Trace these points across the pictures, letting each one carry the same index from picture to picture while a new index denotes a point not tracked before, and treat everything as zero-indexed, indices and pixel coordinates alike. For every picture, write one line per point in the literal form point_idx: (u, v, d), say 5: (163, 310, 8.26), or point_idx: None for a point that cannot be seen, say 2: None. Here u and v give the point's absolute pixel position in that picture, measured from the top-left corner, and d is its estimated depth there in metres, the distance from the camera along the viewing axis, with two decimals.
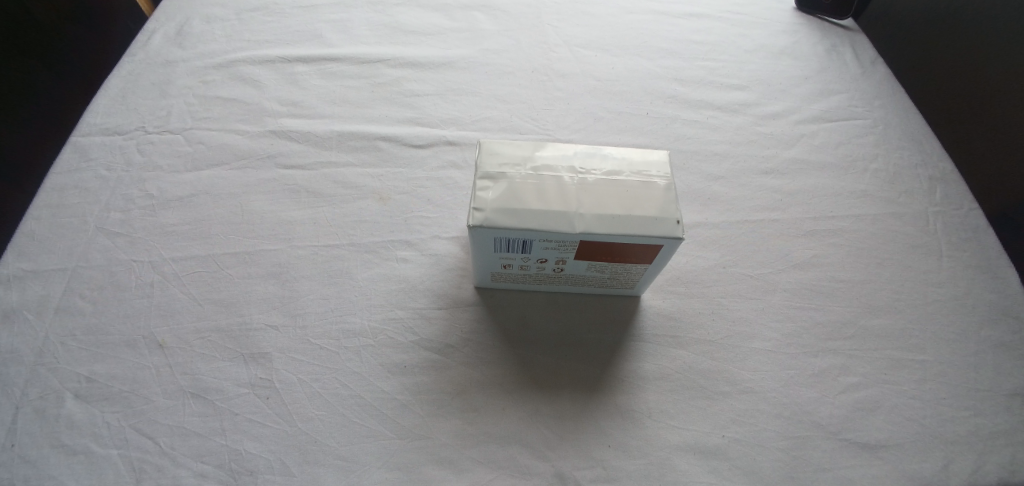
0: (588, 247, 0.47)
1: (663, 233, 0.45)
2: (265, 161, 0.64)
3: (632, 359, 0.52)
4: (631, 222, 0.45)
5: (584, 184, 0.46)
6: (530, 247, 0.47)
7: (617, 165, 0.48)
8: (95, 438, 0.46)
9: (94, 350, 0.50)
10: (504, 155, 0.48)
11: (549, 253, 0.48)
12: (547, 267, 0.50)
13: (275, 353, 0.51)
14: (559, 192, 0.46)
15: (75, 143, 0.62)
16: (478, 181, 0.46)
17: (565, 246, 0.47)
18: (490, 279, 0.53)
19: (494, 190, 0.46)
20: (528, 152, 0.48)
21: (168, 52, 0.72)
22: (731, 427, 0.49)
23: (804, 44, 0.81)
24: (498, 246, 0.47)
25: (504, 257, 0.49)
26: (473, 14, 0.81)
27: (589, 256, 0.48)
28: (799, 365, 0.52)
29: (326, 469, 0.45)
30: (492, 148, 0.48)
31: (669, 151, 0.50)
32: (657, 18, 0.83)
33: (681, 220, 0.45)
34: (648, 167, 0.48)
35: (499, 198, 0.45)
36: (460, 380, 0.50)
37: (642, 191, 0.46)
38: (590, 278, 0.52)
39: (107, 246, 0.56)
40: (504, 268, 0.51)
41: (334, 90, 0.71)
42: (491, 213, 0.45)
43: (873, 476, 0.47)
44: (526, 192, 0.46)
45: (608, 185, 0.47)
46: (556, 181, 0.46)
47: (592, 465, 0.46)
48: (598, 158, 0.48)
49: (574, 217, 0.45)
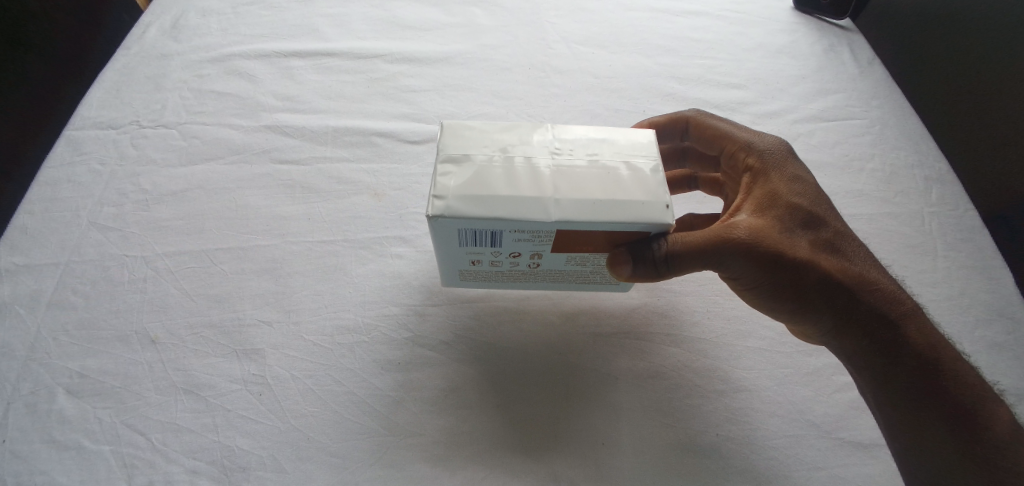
0: (565, 238, 0.44)
1: (651, 218, 0.42)
2: (260, 156, 0.63)
3: (625, 357, 0.52)
4: (615, 207, 0.43)
5: (557, 167, 0.44)
6: (500, 240, 0.44)
7: (596, 147, 0.46)
8: (87, 434, 0.46)
9: (86, 345, 0.50)
10: (470, 139, 0.45)
11: (522, 246, 0.45)
12: (520, 262, 0.47)
13: (268, 349, 0.50)
14: (532, 176, 0.43)
15: (69, 137, 0.62)
16: (438, 166, 0.43)
17: (539, 237, 0.44)
18: (458, 278, 0.51)
19: (457, 176, 0.43)
20: (495, 134, 0.46)
21: (163, 46, 0.72)
22: (724, 426, 0.49)
23: (802, 43, 0.81)
24: (463, 240, 0.44)
25: (472, 252, 0.46)
26: (471, 10, 0.80)
27: (567, 248, 0.45)
28: (795, 365, 0.52)
29: (319, 466, 0.45)
30: (453, 130, 0.46)
31: (655, 131, 0.48)
32: (654, 15, 0.83)
33: (671, 204, 0.43)
34: (633, 149, 0.46)
35: (462, 185, 0.42)
36: (455, 376, 0.50)
37: (627, 174, 0.44)
38: (572, 273, 0.49)
39: (100, 241, 0.55)
40: (472, 264, 0.48)
41: (330, 85, 0.70)
42: (454, 201, 0.42)
43: (868, 476, 0.47)
44: (493, 178, 0.43)
45: (587, 168, 0.44)
46: (530, 165, 0.44)
47: (586, 465, 0.46)
48: (575, 139, 0.46)
49: (550, 204, 0.42)
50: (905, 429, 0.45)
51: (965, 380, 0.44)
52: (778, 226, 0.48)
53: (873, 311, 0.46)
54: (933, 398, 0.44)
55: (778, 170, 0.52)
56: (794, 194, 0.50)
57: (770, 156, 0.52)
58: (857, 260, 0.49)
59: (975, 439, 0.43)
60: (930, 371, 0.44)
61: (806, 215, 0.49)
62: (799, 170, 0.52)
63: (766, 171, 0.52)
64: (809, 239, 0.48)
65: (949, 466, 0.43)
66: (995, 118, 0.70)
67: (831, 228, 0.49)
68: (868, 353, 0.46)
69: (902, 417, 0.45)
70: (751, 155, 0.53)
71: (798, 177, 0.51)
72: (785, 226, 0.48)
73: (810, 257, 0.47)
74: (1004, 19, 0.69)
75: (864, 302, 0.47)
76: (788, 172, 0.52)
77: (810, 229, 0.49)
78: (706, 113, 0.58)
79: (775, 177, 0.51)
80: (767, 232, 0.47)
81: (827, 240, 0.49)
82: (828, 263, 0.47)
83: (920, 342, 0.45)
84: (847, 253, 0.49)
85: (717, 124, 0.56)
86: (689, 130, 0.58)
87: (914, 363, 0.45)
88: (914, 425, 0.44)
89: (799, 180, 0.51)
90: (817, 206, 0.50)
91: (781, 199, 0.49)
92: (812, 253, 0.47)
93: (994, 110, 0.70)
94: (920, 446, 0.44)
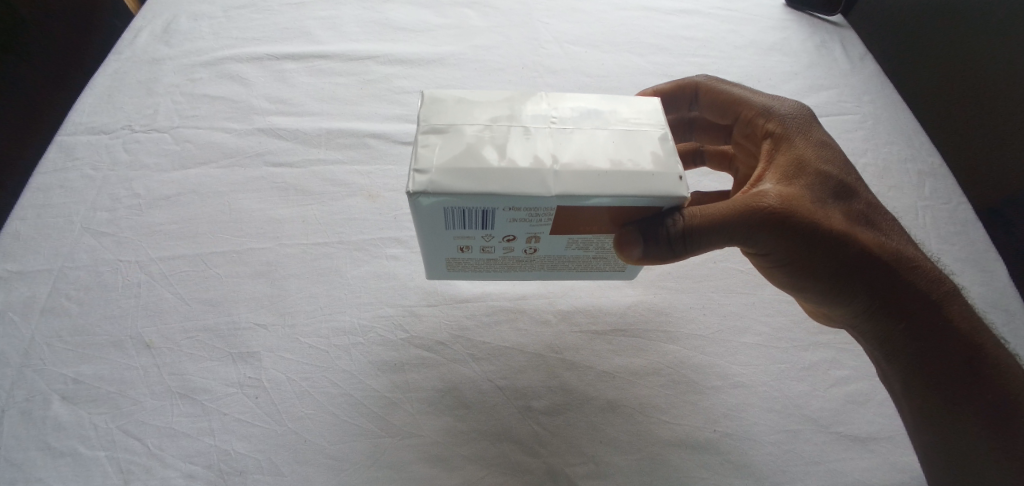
0: (565, 216, 0.41)
1: (661, 190, 0.40)
2: (254, 159, 0.63)
3: (621, 354, 0.52)
4: (622, 179, 0.40)
5: (554, 139, 0.42)
6: (493, 221, 0.42)
7: (596, 116, 0.44)
8: (82, 440, 0.46)
9: (81, 351, 0.50)
10: (456, 110, 0.43)
11: (517, 228, 0.42)
12: (516, 247, 0.45)
13: (264, 352, 0.50)
14: (527, 148, 0.41)
15: (62, 143, 0.62)
16: (420, 138, 0.41)
17: (537, 216, 0.41)
18: (446, 268, 0.48)
19: (444, 150, 0.40)
20: (484, 105, 0.43)
21: (154, 50, 0.72)
22: (721, 421, 0.49)
23: (794, 39, 0.81)
24: (452, 222, 0.42)
25: (461, 237, 0.43)
26: (462, 11, 0.80)
27: (567, 229, 0.43)
28: (791, 360, 0.52)
29: (316, 468, 0.45)
30: (438, 102, 0.43)
31: (661, 99, 0.46)
32: (647, 14, 0.83)
33: (683, 175, 0.41)
34: (638, 117, 0.44)
35: (449, 159, 0.40)
36: (451, 376, 0.50)
37: (632, 144, 0.42)
38: (572, 258, 0.47)
39: (94, 246, 0.55)
40: (461, 251, 0.46)
41: (323, 87, 0.70)
42: (440, 176, 0.39)
43: (866, 469, 0.47)
44: (483, 150, 0.40)
45: (588, 138, 0.42)
46: (524, 136, 0.42)
47: (585, 461, 0.46)
48: (573, 108, 0.44)
49: (549, 177, 0.39)
50: (928, 410, 0.45)
51: (992, 355, 0.44)
52: (807, 194, 0.46)
53: (904, 284, 0.46)
54: (958, 375, 0.44)
55: (802, 137, 0.51)
56: (819, 160, 0.49)
57: (793, 123, 0.52)
58: (886, 232, 0.48)
59: (1000, 420, 0.43)
60: (957, 346, 0.44)
61: (832, 182, 0.48)
62: (821, 136, 0.51)
63: (789, 137, 0.50)
64: (840, 208, 0.47)
65: (969, 446, 0.43)
66: (996, 120, 0.71)
67: (861, 200, 0.48)
68: (896, 327, 0.46)
69: (926, 398, 0.45)
70: (772, 120, 0.52)
71: (823, 144, 0.50)
72: (814, 195, 0.47)
73: (838, 225, 0.46)
74: (1003, 20, 0.70)
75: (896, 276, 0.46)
76: (812, 139, 0.50)
77: (836, 196, 0.47)
78: (715, 79, 0.58)
79: (800, 144, 0.50)
80: (793, 199, 0.45)
81: (857, 211, 0.48)
82: (860, 233, 0.46)
83: (948, 316, 0.45)
84: (876, 225, 0.48)
85: (730, 89, 0.56)
86: (703, 97, 0.57)
87: (939, 337, 0.45)
88: (936, 406, 0.44)
89: (825, 148, 0.50)
90: (845, 175, 0.49)
91: (806, 165, 0.48)
92: (839, 221, 0.46)
93: (994, 112, 0.71)
94: (942, 427, 0.44)
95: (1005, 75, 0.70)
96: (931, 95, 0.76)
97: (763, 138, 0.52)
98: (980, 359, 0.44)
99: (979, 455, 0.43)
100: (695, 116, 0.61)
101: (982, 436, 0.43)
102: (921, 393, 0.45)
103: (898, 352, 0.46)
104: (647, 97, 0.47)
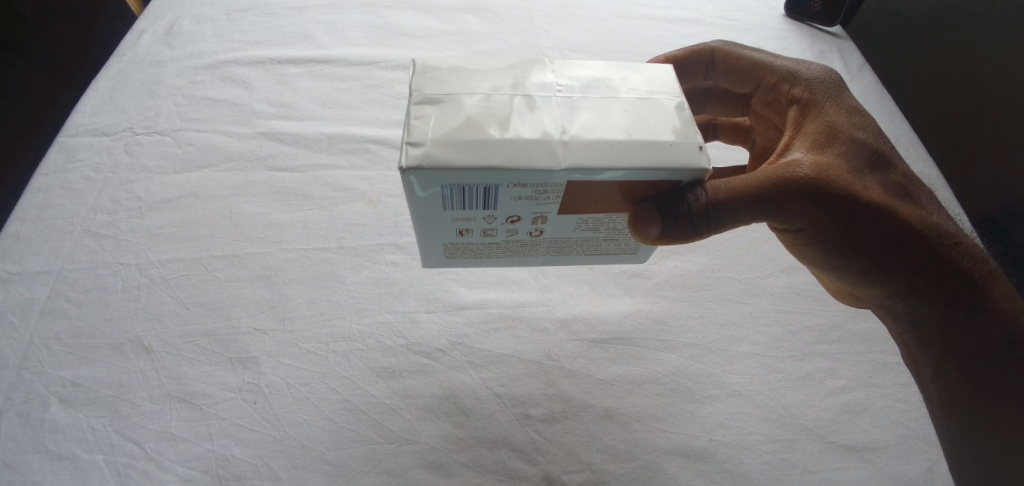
0: (575, 192, 0.40)
1: (678, 163, 0.39)
2: (256, 163, 0.63)
3: (618, 362, 0.52)
4: (636, 150, 0.39)
5: (562, 107, 0.41)
6: (496, 201, 0.40)
7: (605, 84, 0.43)
8: (79, 443, 0.46)
9: (79, 353, 0.50)
10: (454, 80, 0.41)
11: (522, 208, 0.41)
12: (521, 229, 0.44)
13: (263, 357, 0.50)
14: (534, 118, 0.40)
15: (62, 144, 0.62)
16: (415, 110, 0.39)
17: (545, 191, 0.40)
18: (445, 254, 0.47)
19: (439, 122, 0.39)
20: (484, 73, 0.42)
21: (156, 52, 0.72)
22: (718, 430, 0.49)
23: (794, 50, 0.80)
24: (451, 202, 0.40)
25: (461, 219, 0.42)
26: (464, 17, 0.81)
27: (576, 209, 0.42)
28: (788, 368, 0.52)
29: (315, 474, 0.45)
30: (433, 71, 0.42)
31: (672, 67, 0.45)
32: (647, 22, 0.83)
33: (703, 145, 0.40)
34: (649, 87, 0.43)
35: (447, 131, 0.38)
36: (450, 383, 0.50)
37: (646, 113, 0.41)
38: (581, 240, 0.46)
39: (94, 248, 0.55)
40: (461, 235, 0.44)
41: (325, 92, 0.70)
42: (437, 149, 0.37)
43: (860, 479, 0.47)
44: (485, 121, 0.39)
45: (598, 107, 0.41)
46: (528, 105, 0.41)
47: (581, 469, 0.47)
48: (581, 76, 0.43)
49: (559, 148, 0.38)
50: (949, 384, 0.47)
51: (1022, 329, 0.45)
52: (843, 162, 0.46)
53: (940, 261, 0.47)
54: (985, 342, 0.46)
55: (832, 103, 0.50)
56: (850, 126, 0.48)
57: (823, 89, 0.51)
58: (925, 204, 0.48)
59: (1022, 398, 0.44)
60: (985, 323, 0.46)
61: (869, 150, 0.47)
62: (849, 101, 0.51)
63: (819, 104, 0.50)
64: (879, 180, 0.47)
65: (989, 417, 0.45)
66: (992, 128, 0.73)
67: (899, 172, 0.48)
68: (928, 305, 0.47)
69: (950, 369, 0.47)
70: (797, 85, 0.52)
71: (857, 112, 0.50)
72: (851, 163, 0.46)
73: (878, 195, 0.45)
74: (1002, 35, 0.71)
75: (932, 252, 0.46)
76: (843, 106, 0.50)
77: (872, 164, 0.47)
78: (731, 44, 0.59)
79: (832, 111, 0.49)
80: (832, 167, 0.45)
81: (896, 183, 0.48)
82: (899, 205, 0.46)
83: (980, 294, 0.46)
84: (916, 197, 0.48)
85: (749, 55, 0.57)
86: (723, 64, 0.58)
87: (969, 310, 0.46)
88: (958, 380, 0.47)
89: (858, 116, 0.49)
90: (882, 144, 0.49)
91: (839, 132, 0.48)
92: (878, 191, 0.46)
93: (992, 120, 0.73)
94: (961, 403, 0.46)
95: (1001, 90, 0.71)
96: (928, 107, 0.77)
97: (788, 103, 0.53)
98: (1011, 325, 0.45)
99: (993, 428, 0.46)
100: (711, 86, 0.62)
101: (1006, 408, 0.45)
102: (945, 364, 0.47)
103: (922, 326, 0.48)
104: (657, 65, 0.46)
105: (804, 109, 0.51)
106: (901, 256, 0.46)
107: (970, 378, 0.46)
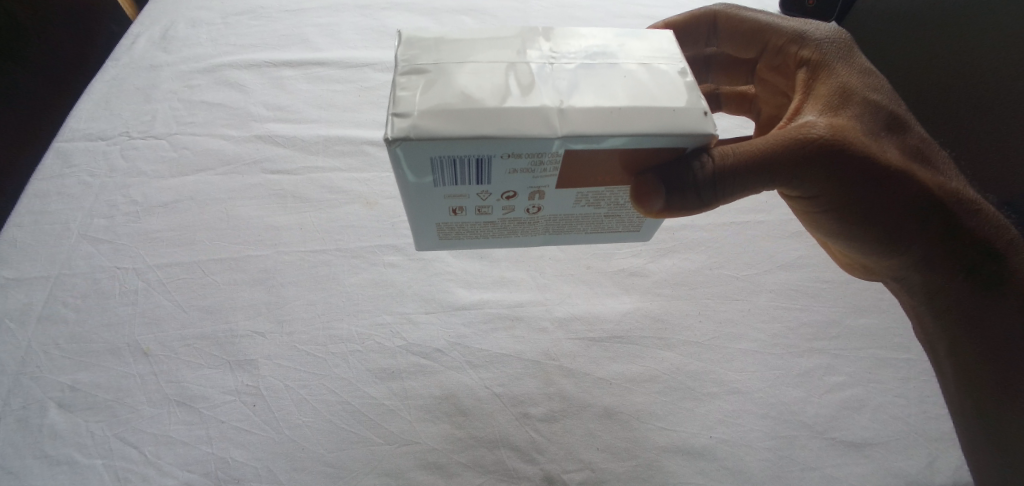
0: (574, 163, 0.40)
1: (679, 129, 0.39)
2: (253, 166, 0.63)
3: (618, 361, 0.52)
4: (636, 117, 0.39)
5: (560, 73, 0.41)
6: (489, 176, 0.40)
7: (605, 50, 0.43)
8: (78, 448, 0.46)
9: (77, 358, 0.50)
10: (446, 51, 0.41)
11: (517, 182, 0.41)
12: (518, 205, 0.44)
13: (262, 360, 0.50)
14: (529, 86, 0.40)
15: (58, 149, 0.62)
16: (403, 82, 0.39)
17: (541, 162, 0.40)
18: (438, 233, 0.47)
19: (428, 91, 0.39)
20: (478, 43, 0.42)
21: (152, 57, 0.72)
22: (717, 427, 0.49)
23: None
24: (443, 178, 0.40)
25: (454, 196, 0.42)
26: (461, 18, 0.81)
27: (576, 182, 0.42)
28: (786, 365, 0.52)
29: (315, 476, 0.45)
30: (422, 42, 0.42)
31: (672, 33, 0.45)
32: (643, 22, 0.83)
33: (708, 111, 0.40)
34: (648, 53, 0.43)
35: (438, 101, 0.38)
36: (450, 383, 0.50)
37: (645, 79, 0.41)
38: (580, 217, 0.46)
39: (91, 253, 0.55)
40: (455, 213, 0.44)
41: (321, 94, 0.70)
42: (427, 120, 0.37)
43: (860, 474, 0.48)
44: (479, 91, 0.39)
45: (596, 75, 0.41)
46: (524, 74, 0.41)
47: (581, 468, 0.47)
48: (577, 43, 0.43)
49: (556, 116, 0.38)
50: (964, 354, 0.47)
51: None
52: (856, 123, 0.46)
53: (961, 227, 0.46)
54: (1006, 312, 0.45)
55: (843, 64, 0.50)
56: (862, 87, 0.48)
57: (834, 51, 0.51)
58: (943, 169, 0.48)
59: None
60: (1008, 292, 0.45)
61: (883, 113, 0.47)
62: (859, 62, 0.51)
63: (831, 65, 0.50)
64: (895, 144, 0.47)
65: (1007, 389, 0.45)
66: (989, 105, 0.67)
67: (915, 136, 0.48)
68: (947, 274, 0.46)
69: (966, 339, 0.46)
70: (806, 47, 0.52)
71: (870, 75, 0.50)
72: (864, 125, 0.46)
73: (895, 158, 0.45)
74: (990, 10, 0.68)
75: (952, 217, 0.46)
76: (855, 68, 0.50)
77: (886, 127, 0.47)
78: (733, 8, 0.59)
79: (844, 72, 0.49)
80: (846, 128, 0.45)
81: (912, 148, 0.47)
82: (917, 168, 0.46)
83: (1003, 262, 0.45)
84: (934, 163, 0.47)
85: (754, 18, 0.57)
86: (727, 30, 0.59)
87: (991, 279, 0.45)
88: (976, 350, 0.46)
89: (870, 79, 0.49)
90: (896, 108, 0.49)
91: (852, 93, 0.48)
92: (895, 155, 0.45)
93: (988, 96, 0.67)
94: (976, 373, 0.46)
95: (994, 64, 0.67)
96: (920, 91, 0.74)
97: (797, 65, 0.52)
98: None
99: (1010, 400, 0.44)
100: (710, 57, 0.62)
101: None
102: (961, 334, 0.47)
103: (939, 296, 0.47)
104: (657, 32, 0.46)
105: (815, 71, 0.51)
106: (919, 221, 0.46)
107: (988, 349, 0.45)
